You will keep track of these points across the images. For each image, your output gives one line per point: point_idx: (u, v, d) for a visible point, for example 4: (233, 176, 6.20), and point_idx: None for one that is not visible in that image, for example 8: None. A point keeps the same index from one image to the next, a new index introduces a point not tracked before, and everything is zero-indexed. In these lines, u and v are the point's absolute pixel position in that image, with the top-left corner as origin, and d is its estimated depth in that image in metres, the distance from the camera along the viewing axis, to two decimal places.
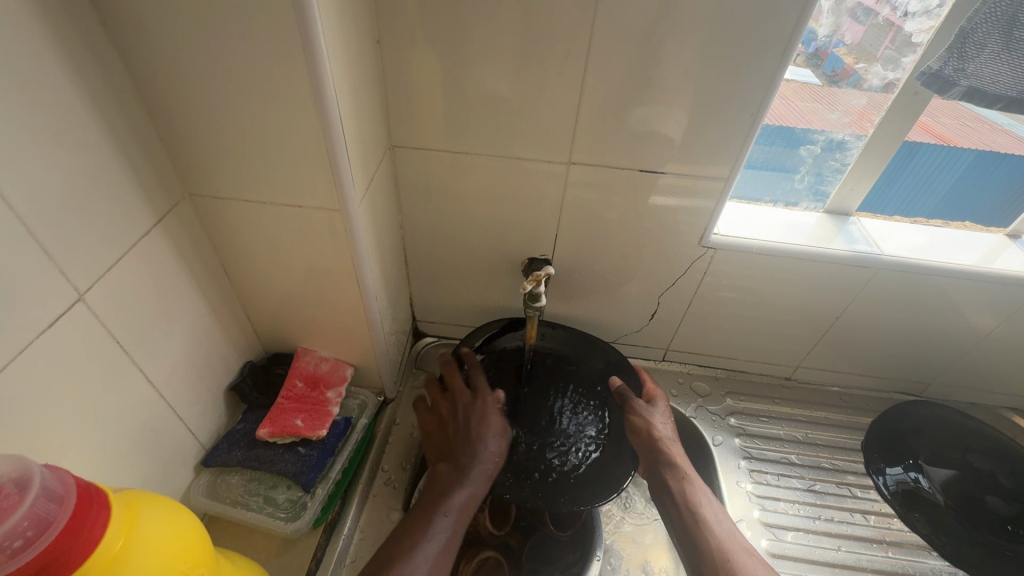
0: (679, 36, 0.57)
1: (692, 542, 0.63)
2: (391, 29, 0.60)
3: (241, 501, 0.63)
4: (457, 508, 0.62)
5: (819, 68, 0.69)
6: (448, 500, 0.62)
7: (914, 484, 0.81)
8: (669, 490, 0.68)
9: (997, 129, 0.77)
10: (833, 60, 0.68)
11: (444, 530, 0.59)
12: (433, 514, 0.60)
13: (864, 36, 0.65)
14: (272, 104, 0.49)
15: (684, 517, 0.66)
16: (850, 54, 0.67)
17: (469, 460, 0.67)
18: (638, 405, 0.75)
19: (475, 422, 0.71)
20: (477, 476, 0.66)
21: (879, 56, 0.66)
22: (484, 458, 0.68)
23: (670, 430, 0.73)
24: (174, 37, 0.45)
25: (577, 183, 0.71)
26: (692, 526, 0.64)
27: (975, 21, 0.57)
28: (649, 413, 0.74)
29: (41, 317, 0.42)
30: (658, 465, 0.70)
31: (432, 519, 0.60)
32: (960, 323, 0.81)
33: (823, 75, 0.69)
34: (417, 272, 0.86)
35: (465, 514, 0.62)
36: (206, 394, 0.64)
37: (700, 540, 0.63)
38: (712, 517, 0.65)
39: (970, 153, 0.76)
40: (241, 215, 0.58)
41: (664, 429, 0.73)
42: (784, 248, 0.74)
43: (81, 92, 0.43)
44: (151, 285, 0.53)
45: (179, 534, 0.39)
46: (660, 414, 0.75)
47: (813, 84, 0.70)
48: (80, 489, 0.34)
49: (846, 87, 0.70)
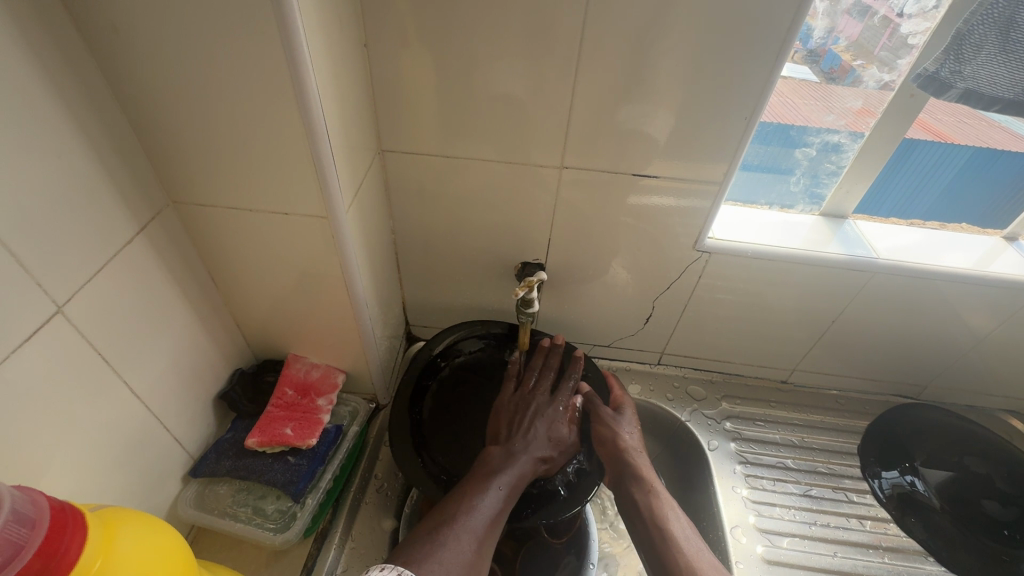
0: (670, 37, 0.56)
1: (659, 554, 0.62)
2: (379, 32, 0.59)
3: (229, 511, 0.62)
4: (502, 493, 0.61)
5: (818, 65, 0.67)
6: (494, 481, 0.62)
7: (910, 487, 0.80)
8: (635, 504, 0.67)
9: (994, 128, 0.79)
10: (830, 57, 0.66)
11: (492, 505, 0.59)
12: (479, 491, 0.60)
13: (862, 32, 0.63)
14: (255, 111, 0.48)
15: (650, 532, 0.65)
16: (847, 51, 0.65)
17: (524, 446, 0.67)
18: (606, 412, 0.74)
19: (540, 419, 0.70)
20: (529, 458, 0.66)
21: (877, 55, 0.64)
22: (535, 453, 0.67)
23: (637, 440, 0.72)
24: (153, 42, 0.44)
25: (569, 187, 0.70)
26: (657, 541, 0.63)
27: (972, 22, 0.56)
28: (615, 421, 0.73)
29: (18, 330, 0.41)
30: (623, 477, 0.69)
31: (478, 495, 0.60)
32: (958, 326, 0.80)
33: (821, 73, 0.67)
34: (409, 277, 0.85)
35: (512, 499, 0.62)
36: (194, 403, 0.63)
37: (670, 551, 0.62)
38: (678, 533, 0.64)
39: (966, 150, 0.79)
40: (226, 222, 0.57)
41: (631, 438, 0.72)
42: (779, 252, 0.74)
43: (57, 99, 0.42)
44: (134, 294, 0.52)
45: (158, 551, 0.38)
46: (627, 424, 0.73)
47: (811, 82, 0.69)
48: (54, 511, 0.33)
49: (845, 83, 0.68)
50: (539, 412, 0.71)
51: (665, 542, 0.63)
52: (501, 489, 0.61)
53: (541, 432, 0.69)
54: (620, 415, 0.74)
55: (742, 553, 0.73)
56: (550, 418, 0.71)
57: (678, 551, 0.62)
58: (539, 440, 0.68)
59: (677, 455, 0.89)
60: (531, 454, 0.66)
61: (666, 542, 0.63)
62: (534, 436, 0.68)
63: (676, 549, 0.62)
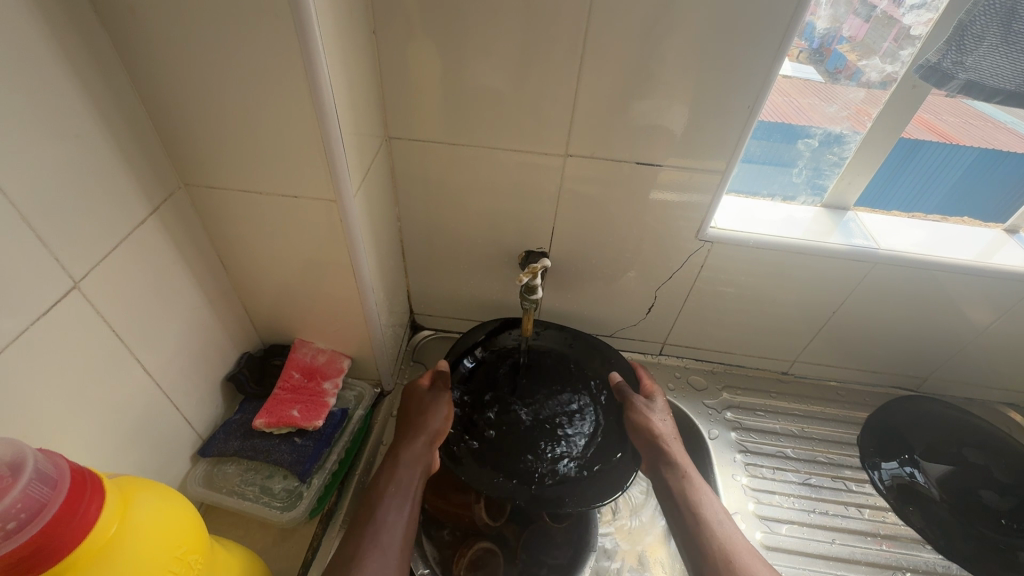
0: (675, 26, 0.57)
1: (699, 540, 0.59)
2: (386, 19, 0.59)
3: (237, 490, 0.64)
4: (409, 481, 0.61)
5: (824, 65, 0.68)
6: (401, 468, 0.62)
7: (910, 478, 0.81)
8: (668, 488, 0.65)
9: (1001, 127, 0.75)
10: (835, 57, 0.67)
11: (392, 512, 0.58)
12: (391, 487, 0.60)
13: (867, 32, 0.65)
14: (267, 94, 0.49)
15: (686, 518, 0.62)
16: (852, 51, 0.66)
17: (406, 439, 0.65)
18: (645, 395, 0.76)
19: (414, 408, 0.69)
20: (415, 450, 0.64)
21: (880, 49, 0.65)
22: (431, 429, 0.67)
23: (670, 427, 0.71)
24: (167, 25, 0.45)
25: (574, 175, 0.71)
26: (694, 526, 0.60)
27: (974, 13, 0.57)
28: (653, 401, 0.74)
29: (36, 305, 0.43)
30: (659, 461, 0.67)
31: (390, 490, 0.60)
32: (957, 318, 0.81)
33: (826, 73, 0.69)
34: (414, 265, 0.86)
35: (413, 493, 0.60)
36: (203, 384, 0.65)
37: (713, 538, 0.59)
38: (714, 516, 0.61)
39: (972, 152, 0.75)
40: (236, 205, 0.58)
41: (662, 421, 0.71)
42: (781, 241, 0.74)
43: (75, 81, 0.43)
44: (147, 274, 0.53)
45: (175, 519, 0.39)
46: (658, 412, 0.72)
47: (816, 82, 0.70)
48: (74, 473, 0.34)
49: (852, 83, 0.69)
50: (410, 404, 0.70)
51: (706, 528, 0.60)
52: (408, 477, 0.62)
53: (439, 410, 0.69)
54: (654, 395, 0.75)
55: None
56: (438, 394, 0.71)
57: (721, 539, 0.58)
58: (434, 418, 0.68)
59: None
60: (425, 433, 0.66)
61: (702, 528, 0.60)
62: (432, 415, 0.68)
63: (721, 535, 0.59)
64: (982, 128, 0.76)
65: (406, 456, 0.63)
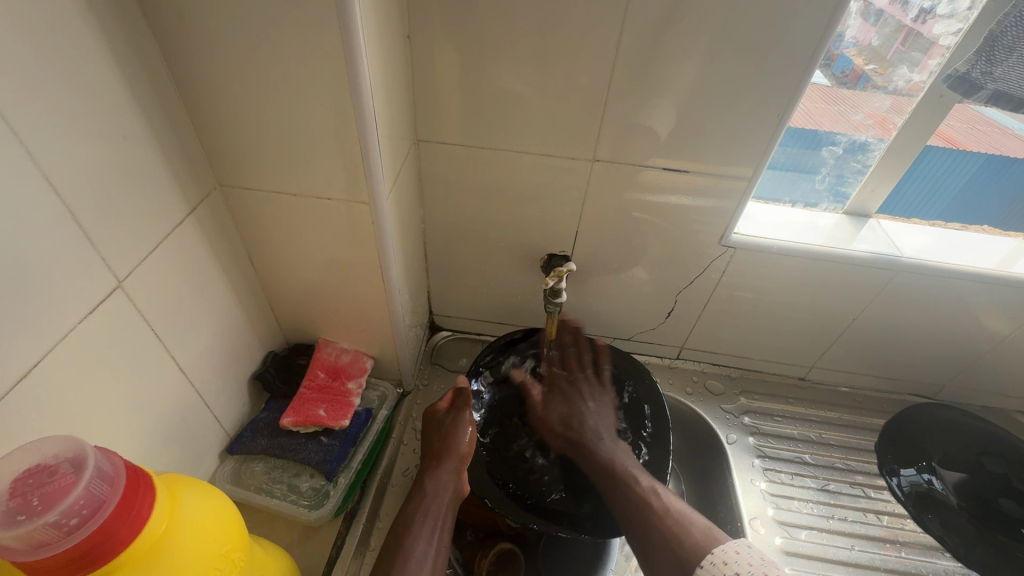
0: (705, 34, 0.57)
1: (642, 527, 0.61)
2: (420, 23, 0.60)
3: (265, 487, 0.65)
4: (440, 512, 0.62)
5: (830, 69, 0.66)
6: (435, 498, 0.63)
7: (928, 485, 0.81)
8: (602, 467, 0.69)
9: (1007, 133, 0.74)
10: (842, 61, 0.66)
11: (425, 549, 0.58)
12: (421, 518, 0.61)
13: (874, 36, 0.64)
14: (308, 98, 0.49)
15: (620, 491, 0.65)
16: (860, 55, 0.66)
17: (436, 470, 0.65)
18: (560, 400, 0.78)
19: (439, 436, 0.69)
20: (444, 479, 0.65)
21: (888, 58, 0.65)
22: (458, 454, 0.67)
23: (594, 413, 0.76)
24: (211, 28, 0.45)
25: (599, 180, 0.71)
26: (631, 504, 0.63)
27: (1005, 24, 0.56)
28: (575, 402, 0.77)
29: (83, 303, 0.44)
30: (580, 445, 0.72)
31: (422, 523, 0.60)
32: (977, 327, 0.81)
33: (832, 76, 0.67)
34: (436, 267, 0.86)
35: (443, 529, 0.61)
36: (230, 382, 0.65)
37: (651, 515, 0.61)
38: (644, 486, 0.64)
39: (980, 158, 0.74)
40: (269, 206, 0.59)
41: (593, 423, 0.74)
42: (803, 248, 0.74)
43: (123, 83, 0.44)
44: (182, 274, 0.54)
45: (221, 516, 0.40)
46: (592, 402, 0.77)
47: (822, 85, 0.68)
48: (129, 471, 0.35)
49: (857, 89, 0.69)
50: (436, 429, 0.70)
51: (647, 513, 0.61)
52: (439, 508, 0.62)
53: (463, 433, 0.68)
54: (571, 397, 0.77)
55: (760, 543, 0.75)
56: (456, 415, 0.71)
57: (659, 521, 0.60)
58: (459, 442, 0.68)
59: (694, 449, 0.90)
60: (451, 458, 0.66)
61: (633, 494, 0.64)
62: (455, 439, 0.68)
63: (657, 516, 0.60)
64: (990, 135, 0.74)
65: (435, 488, 0.64)
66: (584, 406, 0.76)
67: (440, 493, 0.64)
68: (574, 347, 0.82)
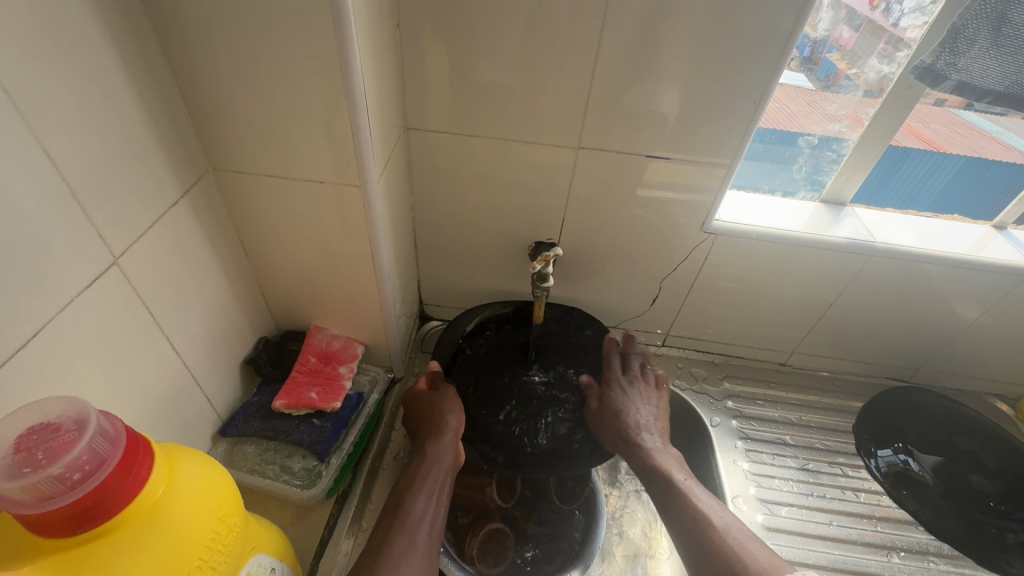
0: (685, 25, 0.59)
1: (695, 542, 0.60)
2: (409, 13, 0.61)
3: (257, 468, 0.66)
4: (439, 479, 0.65)
5: (813, 73, 0.71)
6: (431, 468, 0.65)
7: (904, 465, 0.84)
8: (654, 474, 0.68)
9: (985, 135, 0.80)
10: (826, 65, 0.70)
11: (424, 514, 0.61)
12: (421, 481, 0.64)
13: (856, 41, 0.68)
14: (299, 83, 0.50)
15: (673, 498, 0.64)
16: (842, 59, 0.70)
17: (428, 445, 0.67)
18: (620, 394, 0.76)
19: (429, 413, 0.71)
20: (441, 453, 0.67)
21: (869, 61, 0.69)
22: (449, 426, 0.69)
23: (645, 415, 0.75)
24: (205, 12, 0.47)
25: (584, 168, 0.73)
26: (684, 515, 0.62)
27: (966, 18, 0.61)
28: (634, 399, 0.76)
29: (78, 280, 0.44)
30: (633, 448, 0.71)
31: (421, 487, 0.63)
32: (948, 312, 0.84)
33: (816, 80, 0.72)
34: (425, 256, 0.88)
35: (441, 496, 0.63)
36: (222, 365, 0.66)
37: (708, 536, 0.59)
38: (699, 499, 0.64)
39: (959, 160, 0.80)
40: (261, 191, 0.60)
41: (646, 420, 0.74)
42: (781, 234, 0.77)
43: (120, 65, 0.45)
44: (176, 255, 0.55)
45: (217, 485, 0.41)
46: (640, 401, 0.76)
47: (806, 88, 0.73)
48: (130, 433, 0.36)
49: (839, 91, 0.73)
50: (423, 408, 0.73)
51: (700, 531, 0.60)
52: (438, 473, 0.65)
53: (450, 409, 0.71)
54: (630, 394, 0.76)
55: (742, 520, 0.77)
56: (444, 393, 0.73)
57: (715, 540, 0.59)
58: (449, 416, 0.70)
59: (678, 432, 0.92)
60: (445, 432, 0.68)
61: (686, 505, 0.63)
62: (444, 414, 0.70)
63: (714, 536, 0.59)
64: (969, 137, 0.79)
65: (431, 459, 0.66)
66: (639, 405, 0.75)
67: (434, 464, 0.66)
68: (634, 354, 0.82)
